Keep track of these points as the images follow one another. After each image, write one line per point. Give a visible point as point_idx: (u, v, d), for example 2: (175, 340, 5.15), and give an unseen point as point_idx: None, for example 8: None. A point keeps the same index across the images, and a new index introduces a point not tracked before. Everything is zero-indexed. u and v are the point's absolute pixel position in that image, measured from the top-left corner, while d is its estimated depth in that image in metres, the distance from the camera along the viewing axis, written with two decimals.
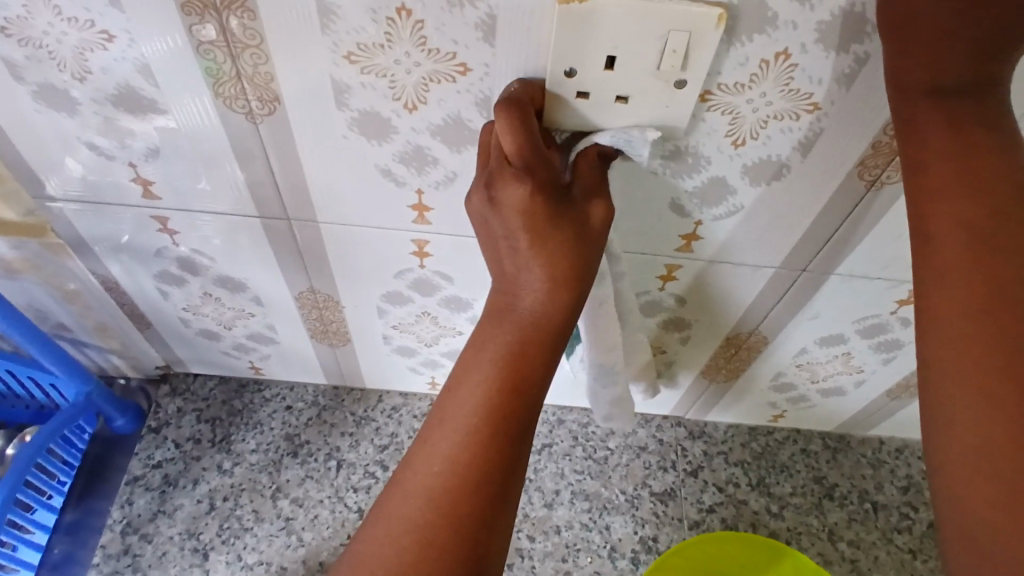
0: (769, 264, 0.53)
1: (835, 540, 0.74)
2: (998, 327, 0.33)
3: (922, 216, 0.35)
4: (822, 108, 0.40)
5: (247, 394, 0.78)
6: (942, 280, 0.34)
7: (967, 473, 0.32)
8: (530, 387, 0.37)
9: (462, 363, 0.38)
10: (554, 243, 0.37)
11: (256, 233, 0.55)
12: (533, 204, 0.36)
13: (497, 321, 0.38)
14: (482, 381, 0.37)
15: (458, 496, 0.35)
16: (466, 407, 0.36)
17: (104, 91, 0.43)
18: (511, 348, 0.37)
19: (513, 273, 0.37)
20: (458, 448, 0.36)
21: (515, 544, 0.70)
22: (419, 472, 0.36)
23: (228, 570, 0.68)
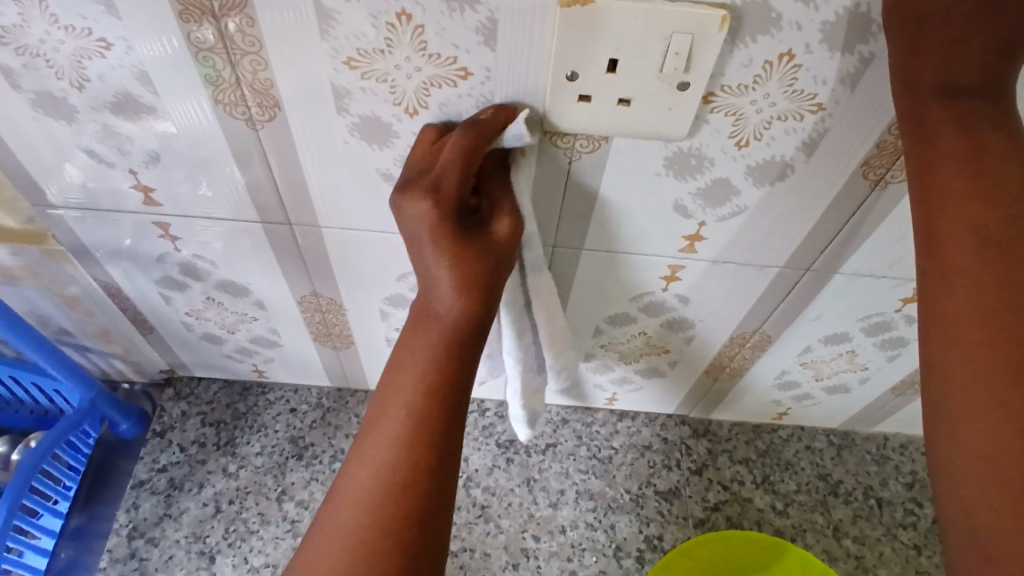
0: (774, 264, 0.53)
1: (840, 537, 0.74)
2: (1010, 327, 0.32)
3: (928, 217, 0.35)
4: (827, 108, 0.40)
5: (251, 397, 0.78)
6: (952, 286, 0.34)
7: (975, 482, 0.32)
8: (452, 381, 0.38)
9: (385, 373, 0.39)
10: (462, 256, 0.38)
11: (258, 237, 0.54)
12: (436, 218, 0.38)
13: (416, 328, 0.39)
14: (404, 384, 0.38)
15: (395, 497, 0.35)
16: (392, 414, 0.37)
17: (102, 98, 0.43)
18: (431, 348, 0.38)
19: (428, 281, 0.39)
20: (390, 452, 0.36)
21: (519, 544, 0.70)
22: (354, 482, 0.36)
23: (234, 573, 0.68)
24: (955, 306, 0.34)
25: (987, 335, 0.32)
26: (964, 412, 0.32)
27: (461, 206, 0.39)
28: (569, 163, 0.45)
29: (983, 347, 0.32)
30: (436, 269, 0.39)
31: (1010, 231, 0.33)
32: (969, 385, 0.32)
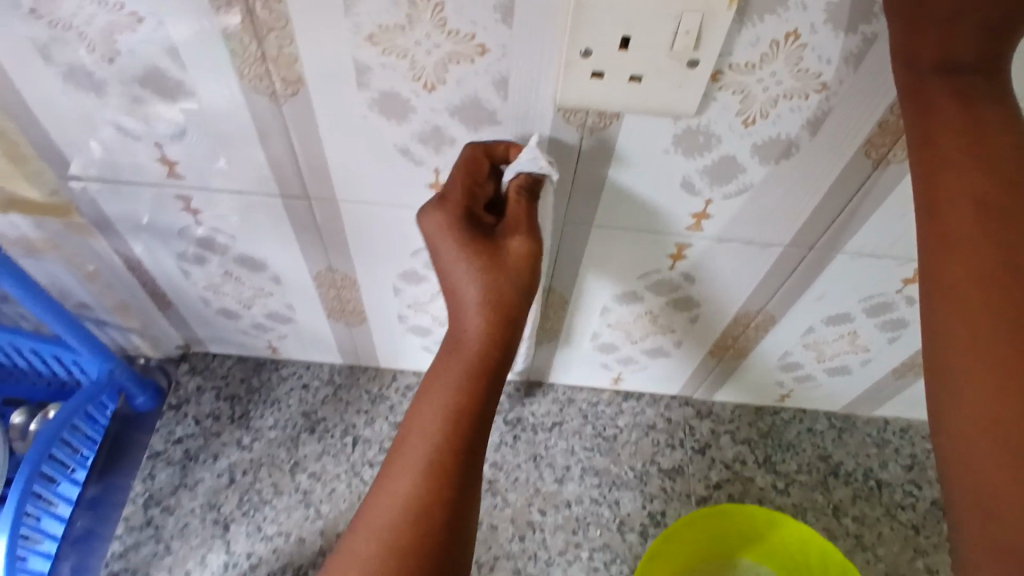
0: (778, 242, 0.54)
1: (840, 515, 0.75)
2: (1007, 297, 0.34)
3: (930, 188, 0.36)
4: (831, 87, 0.41)
5: (265, 373, 0.80)
6: (954, 252, 0.35)
7: (978, 441, 0.32)
8: (479, 406, 0.42)
9: (418, 395, 0.44)
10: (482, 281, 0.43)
11: (277, 212, 0.56)
12: (445, 225, 0.44)
13: (445, 355, 0.44)
14: (437, 406, 0.42)
15: (425, 505, 0.40)
16: (431, 429, 0.42)
17: (131, 72, 0.44)
18: (460, 375, 0.43)
19: (464, 302, 0.44)
20: (420, 464, 0.41)
21: (526, 517, 0.72)
22: (389, 491, 0.41)
23: (249, 540, 0.70)
24: (955, 272, 0.35)
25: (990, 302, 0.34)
26: (961, 382, 0.34)
27: (475, 225, 0.44)
28: (581, 140, 0.46)
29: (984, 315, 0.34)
30: (458, 285, 0.44)
31: (1009, 199, 0.35)
32: (972, 347, 0.34)
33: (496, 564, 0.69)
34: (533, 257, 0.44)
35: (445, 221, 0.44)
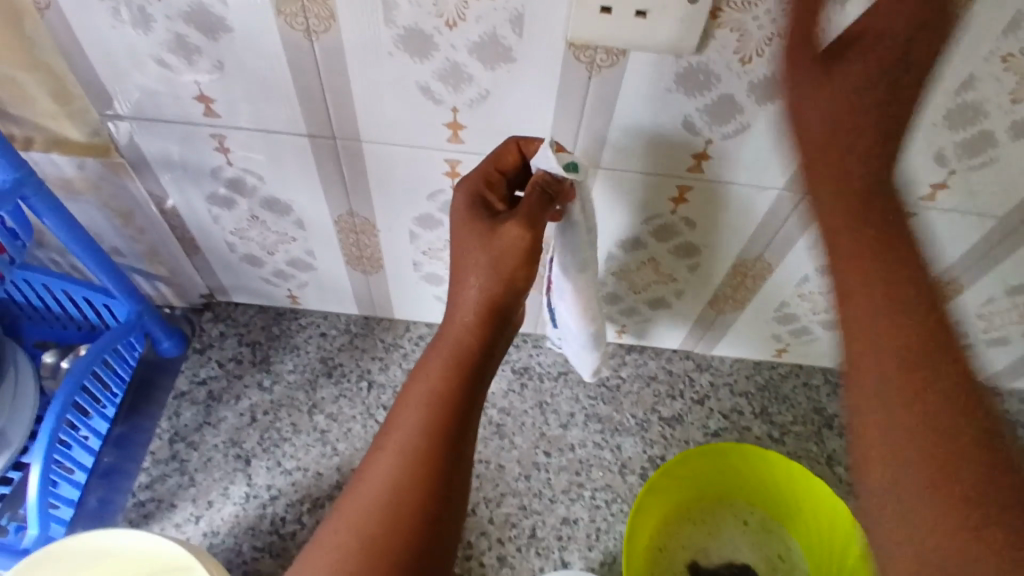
0: (773, 185, 0.58)
1: (833, 465, 0.79)
2: (875, 273, 0.38)
3: (818, 180, 0.40)
4: (821, 25, 0.45)
5: (285, 322, 0.84)
6: (839, 240, 0.39)
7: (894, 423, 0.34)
8: (461, 397, 0.47)
9: (409, 383, 0.49)
10: (472, 270, 0.47)
11: (303, 152, 0.60)
12: (460, 202, 0.49)
13: (435, 345, 0.49)
14: (421, 398, 0.47)
15: (403, 492, 0.45)
16: (409, 418, 0.47)
17: (177, 8, 0.48)
18: (443, 368, 0.47)
19: (456, 291, 0.48)
20: (402, 453, 0.46)
21: (532, 458, 0.76)
22: (375, 475, 0.47)
23: (269, 474, 0.74)
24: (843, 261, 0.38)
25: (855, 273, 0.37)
26: (872, 379, 0.36)
27: (484, 211, 0.48)
28: (590, 78, 0.50)
29: (848, 289, 0.38)
30: (457, 276, 0.48)
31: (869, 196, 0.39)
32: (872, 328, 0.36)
33: (503, 501, 0.73)
34: (524, 242, 0.45)
35: (461, 203, 0.49)
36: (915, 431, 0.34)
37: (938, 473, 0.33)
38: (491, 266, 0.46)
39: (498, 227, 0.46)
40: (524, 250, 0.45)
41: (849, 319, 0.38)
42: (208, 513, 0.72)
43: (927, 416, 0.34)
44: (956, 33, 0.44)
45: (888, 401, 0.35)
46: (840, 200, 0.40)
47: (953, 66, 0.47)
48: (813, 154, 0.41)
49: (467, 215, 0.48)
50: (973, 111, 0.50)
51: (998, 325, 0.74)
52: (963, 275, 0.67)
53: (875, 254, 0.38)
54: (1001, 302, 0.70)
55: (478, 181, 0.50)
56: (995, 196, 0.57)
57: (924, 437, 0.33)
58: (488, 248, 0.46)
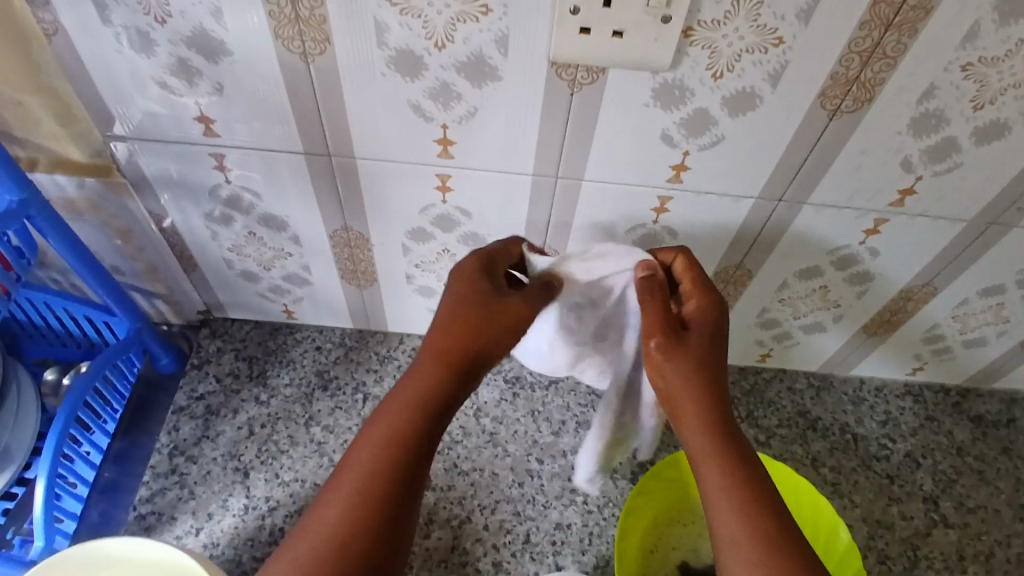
0: (750, 195, 0.60)
1: (818, 466, 0.81)
2: (715, 416, 0.51)
3: (655, 380, 0.54)
4: (786, 42, 0.48)
5: (281, 336, 0.86)
6: (696, 422, 0.51)
7: (733, 504, 0.46)
8: (420, 446, 0.48)
9: (360, 431, 0.48)
10: (462, 330, 0.52)
11: (300, 169, 0.62)
12: (464, 267, 0.56)
13: (394, 394, 0.50)
14: (378, 446, 0.47)
15: (354, 535, 0.44)
16: (364, 461, 0.46)
17: (180, 33, 0.51)
18: (406, 415, 0.49)
19: (434, 341, 0.52)
20: (351, 498, 0.45)
21: (525, 465, 0.77)
22: (318, 524, 0.44)
23: (267, 486, 0.75)
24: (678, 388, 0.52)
25: (697, 417, 0.51)
26: (719, 476, 0.48)
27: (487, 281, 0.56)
28: (572, 95, 0.53)
29: (711, 448, 0.49)
30: (438, 329, 0.53)
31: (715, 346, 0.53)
32: (708, 439, 0.50)
33: (497, 508, 0.74)
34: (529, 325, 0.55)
35: (470, 267, 0.56)
36: (746, 510, 0.46)
37: (779, 555, 0.44)
38: (483, 328, 0.53)
39: (505, 298, 0.55)
40: (518, 323, 0.55)
41: (709, 479, 0.48)
42: (208, 526, 0.73)
43: (750, 491, 0.47)
44: (914, 45, 0.48)
45: (733, 496, 0.47)
46: (703, 362, 0.52)
47: (913, 76, 0.50)
48: (664, 399, 0.53)
49: (472, 279, 0.55)
50: (936, 119, 0.53)
51: (973, 326, 0.76)
52: (937, 278, 0.69)
53: (716, 393, 0.52)
54: (974, 304, 0.73)
55: (487, 257, 0.58)
56: (961, 200, 0.60)
57: (758, 520, 0.45)
58: (489, 314, 0.53)
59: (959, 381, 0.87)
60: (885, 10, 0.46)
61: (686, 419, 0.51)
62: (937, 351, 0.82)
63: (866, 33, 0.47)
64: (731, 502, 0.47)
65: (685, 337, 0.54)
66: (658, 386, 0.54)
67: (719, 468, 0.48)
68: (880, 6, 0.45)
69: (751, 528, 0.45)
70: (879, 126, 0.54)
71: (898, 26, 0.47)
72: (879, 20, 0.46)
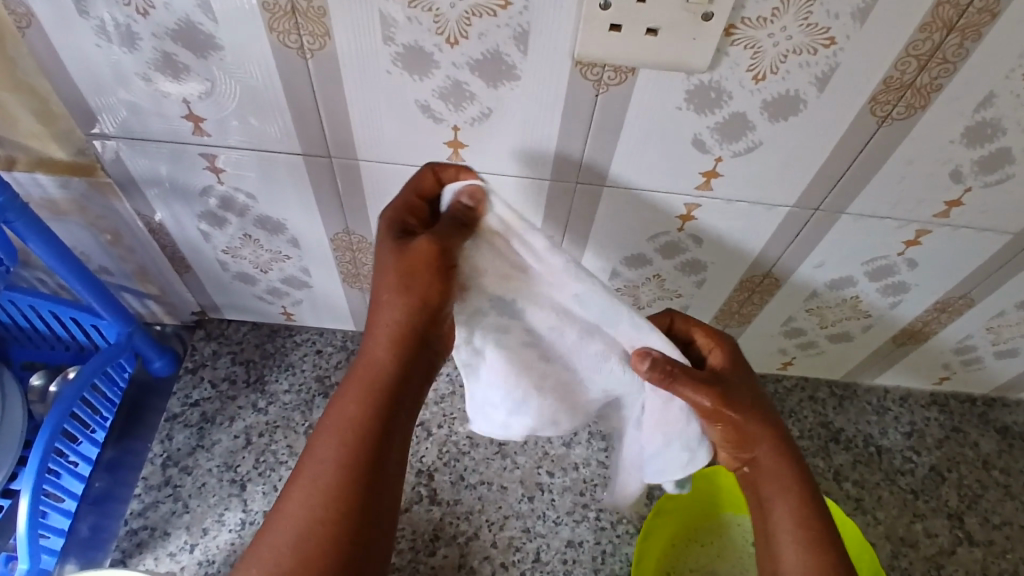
0: (784, 204, 0.56)
1: (840, 480, 0.78)
2: (774, 454, 0.51)
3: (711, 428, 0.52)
4: (838, 42, 0.43)
5: (279, 339, 0.82)
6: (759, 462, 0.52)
7: (802, 542, 0.49)
8: (379, 421, 0.45)
9: (319, 424, 0.46)
10: (389, 290, 0.46)
11: (298, 171, 0.58)
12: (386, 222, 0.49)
13: (350, 377, 0.47)
14: (332, 437, 0.45)
15: (320, 531, 0.43)
16: (326, 453, 0.45)
17: (165, 26, 0.46)
18: (359, 398, 0.46)
19: (373, 314, 0.47)
20: (314, 493, 0.44)
21: (534, 479, 0.74)
22: (289, 515, 0.44)
23: (265, 500, 0.72)
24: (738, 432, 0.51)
25: (767, 452, 0.51)
26: (784, 518, 0.50)
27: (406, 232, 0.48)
28: (597, 96, 0.48)
29: (781, 486, 0.51)
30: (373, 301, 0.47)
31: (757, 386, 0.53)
32: (771, 479, 0.51)
33: (505, 524, 0.71)
34: (438, 266, 0.46)
35: (387, 222, 0.49)
36: (813, 548, 0.48)
37: None
38: (405, 283, 0.46)
39: (410, 243, 0.46)
40: (433, 263, 0.46)
41: (781, 515, 0.50)
42: (203, 542, 0.70)
43: (813, 526, 0.49)
44: (979, 49, 0.43)
45: (801, 535, 0.49)
46: (754, 406, 0.51)
47: (973, 83, 0.45)
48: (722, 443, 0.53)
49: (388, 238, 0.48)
50: (992, 129, 0.48)
51: (1007, 338, 0.72)
52: (974, 290, 0.65)
53: (772, 427, 0.52)
54: (1012, 316, 0.69)
55: (402, 206, 0.50)
56: (1009, 213, 0.55)
57: (827, 556, 0.48)
58: (402, 269, 0.46)
59: (985, 391, 0.84)
60: (949, 12, 0.41)
61: (758, 459, 0.52)
62: (966, 361, 0.78)
63: (927, 36, 0.42)
64: (797, 533, 0.49)
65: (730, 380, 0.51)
66: (721, 433, 0.51)
67: (793, 504, 0.50)
68: (944, 7, 0.41)
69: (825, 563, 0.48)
70: (931, 134, 0.49)
71: (963, 29, 0.42)
72: (942, 22, 0.41)
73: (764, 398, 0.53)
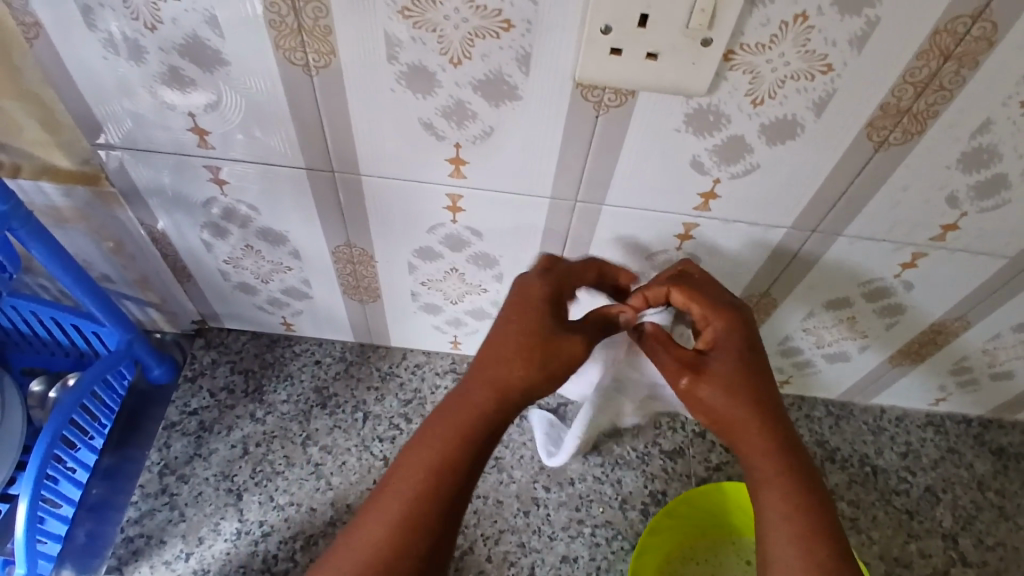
0: (781, 225, 0.57)
1: (836, 500, 0.78)
2: (764, 436, 0.50)
3: (698, 409, 0.52)
4: (836, 69, 0.44)
5: (278, 349, 0.82)
6: (748, 445, 0.51)
7: (788, 531, 0.48)
8: (470, 455, 0.50)
9: (410, 442, 0.51)
10: (516, 360, 0.50)
11: (300, 184, 0.58)
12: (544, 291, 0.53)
13: (448, 414, 0.51)
14: (420, 468, 0.49)
15: (406, 540, 0.48)
16: (419, 468, 0.49)
17: (172, 41, 0.47)
18: (455, 428, 0.50)
19: (487, 358, 0.51)
20: (409, 505, 0.48)
21: (530, 493, 0.74)
22: (379, 516, 0.48)
23: (261, 509, 0.72)
24: (724, 414, 0.51)
25: (752, 444, 0.50)
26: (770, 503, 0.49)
27: (552, 308, 0.52)
28: (597, 117, 0.48)
29: (769, 472, 0.50)
30: (491, 347, 0.51)
31: (750, 366, 0.51)
32: (760, 463, 0.50)
33: (501, 538, 0.71)
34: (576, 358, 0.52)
35: (535, 292, 0.53)
36: (799, 537, 0.48)
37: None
38: (546, 361, 0.50)
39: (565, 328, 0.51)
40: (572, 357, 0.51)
41: (769, 501, 0.50)
42: (198, 551, 0.70)
43: (800, 512, 0.49)
44: (975, 77, 0.43)
45: (787, 524, 0.48)
46: (740, 387, 0.50)
47: (970, 110, 0.46)
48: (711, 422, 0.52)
49: (535, 306, 0.52)
50: (988, 154, 0.49)
51: (1003, 360, 0.73)
52: (971, 312, 0.65)
53: (763, 409, 0.50)
54: (1008, 338, 0.69)
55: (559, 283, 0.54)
56: (1005, 237, 0.56)
57: (813, 546, 0.47)
58: (551, 347, 0.51)
59: (982, 412, 0.84)
60: (946, 40, 0.42)
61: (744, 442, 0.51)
62: (962, 382, 0.78)
63: (924, 63, 0.43)
64: (784, 522, 0.49)
65: (712, 365, 0.51)
66: (703, 417, 0.52)
67: (782, 500, 0.49)
68: (941, 35, 0.41)
69: (811, 561, 0.47)
70: (927, 159, 0.49)
71: (960, 56, 0.42)
72: (938, 50, 0.42)
73: (758, 377, 0.51)
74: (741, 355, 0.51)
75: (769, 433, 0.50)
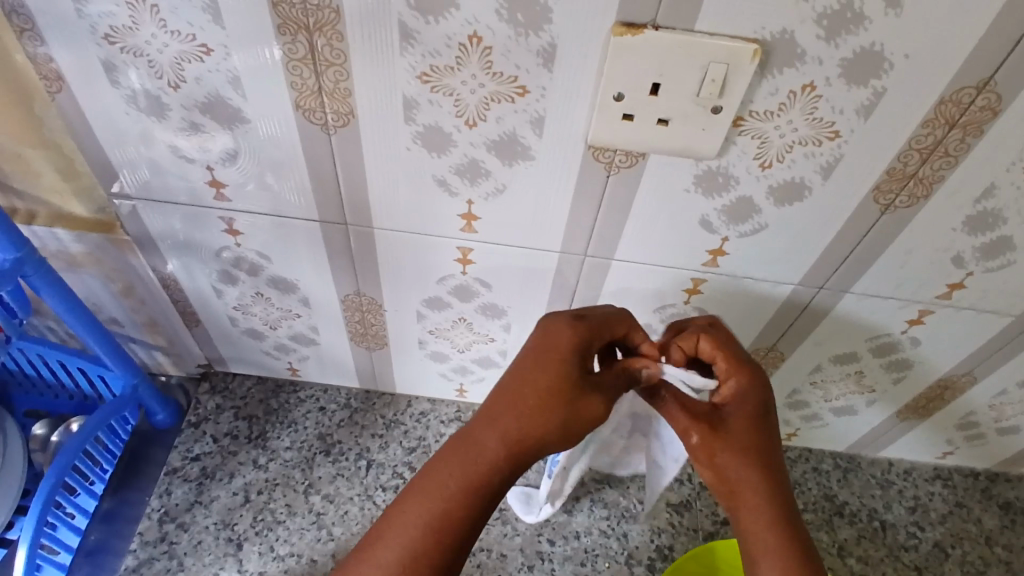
0: (789, 281, 0.57)
1: (845, 555, 0.77)
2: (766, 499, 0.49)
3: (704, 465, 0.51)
4: (842, 135, 0.45)
5: (284, 394, 0.82)
6: (749, 506, 0.49)
7: None
8: (474, 509, 0.45)
9: (409, 486, 0.47)
10: (523, 411, 0.46)
11: (313, 236, 0.59)
12: (571, 341, 0.49)
13: (450, 457, 0.46)
14: (415, 518, 0.45)
15: None
16: (416, 519, 0.45)
17: (194, 98, 0.48)
18: (459, 478, 0.45)
19: (498, 404, 0.47)
20: (405, 558, 0.44)
21: (535, 547, 0.73)
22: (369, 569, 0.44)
23: (261, 560, 0.71)
24: (730, 471, 0.50)
25: (754, 508, 0.49)
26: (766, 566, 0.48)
27: (579, 362, 0.48)
28: (607, 177, 0.49)
29: (768, 536, 0.48)
30: (511, 400, 0.47)
31: (762, 429, 0.51)
32: (760, 528, 0.49)
33: None
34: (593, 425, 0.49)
35: (564, 339, 0.48)
36: None
37: None
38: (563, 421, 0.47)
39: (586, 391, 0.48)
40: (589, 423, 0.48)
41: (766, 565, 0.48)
42: None
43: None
44: (979, 145, 0.45)
45: None
46: (750, 446, 0.50)
47: (974, 176, 0.46)
48: (715, 482, 0.51)
49: (562, 359, 0.48)
50: (993, 218, 0.49)
51: (1010, 415, 0.72)
52: (978, 367, 0.65)
53: (770, 472, 0.50)
54: (1015, 394, 0.69)
55: (592, 331, 0.50)
56: (1010, 297, 0.56)
57: None
58: (570, 408, 0.47)
59: (989, 466, 0.83)
60: (951, 109, 0.43)
61: (744, 503, 0.50)
62: (969, 437, 0.77)
63: (929, 131, 0.44)
64: None
65: (727, 420, 0.51)
66: (708, 475, 0.51)
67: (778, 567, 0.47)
68: (946, 105, 0.42)
69: None
70: (933, 221, 0.50)
71: (964, 125, 0.43)
72: (944, 119, 0.43)
73: (767, 441, 0.50)
74: (756, 418, 0.51)
75: (772, 497, 0.49)
